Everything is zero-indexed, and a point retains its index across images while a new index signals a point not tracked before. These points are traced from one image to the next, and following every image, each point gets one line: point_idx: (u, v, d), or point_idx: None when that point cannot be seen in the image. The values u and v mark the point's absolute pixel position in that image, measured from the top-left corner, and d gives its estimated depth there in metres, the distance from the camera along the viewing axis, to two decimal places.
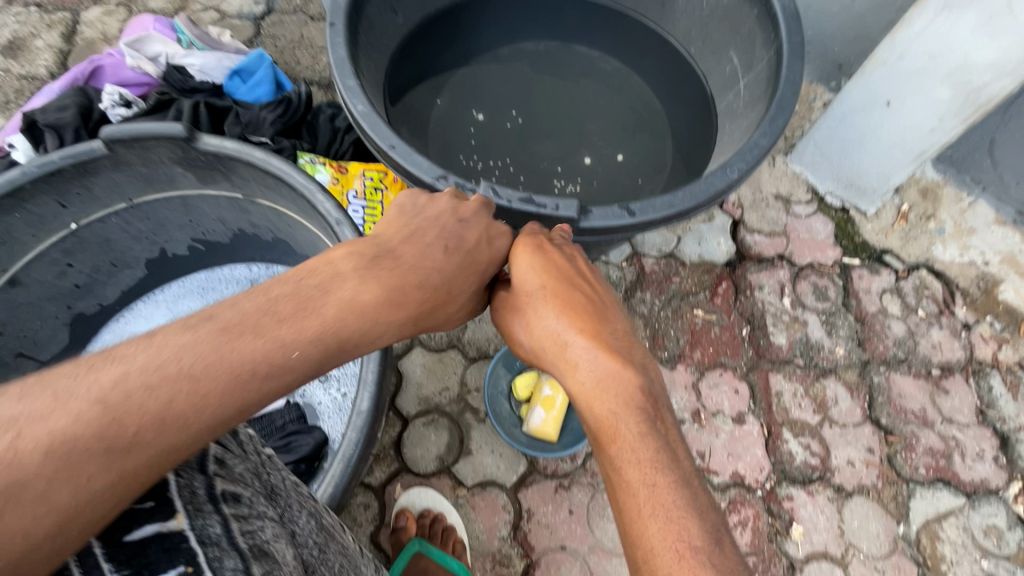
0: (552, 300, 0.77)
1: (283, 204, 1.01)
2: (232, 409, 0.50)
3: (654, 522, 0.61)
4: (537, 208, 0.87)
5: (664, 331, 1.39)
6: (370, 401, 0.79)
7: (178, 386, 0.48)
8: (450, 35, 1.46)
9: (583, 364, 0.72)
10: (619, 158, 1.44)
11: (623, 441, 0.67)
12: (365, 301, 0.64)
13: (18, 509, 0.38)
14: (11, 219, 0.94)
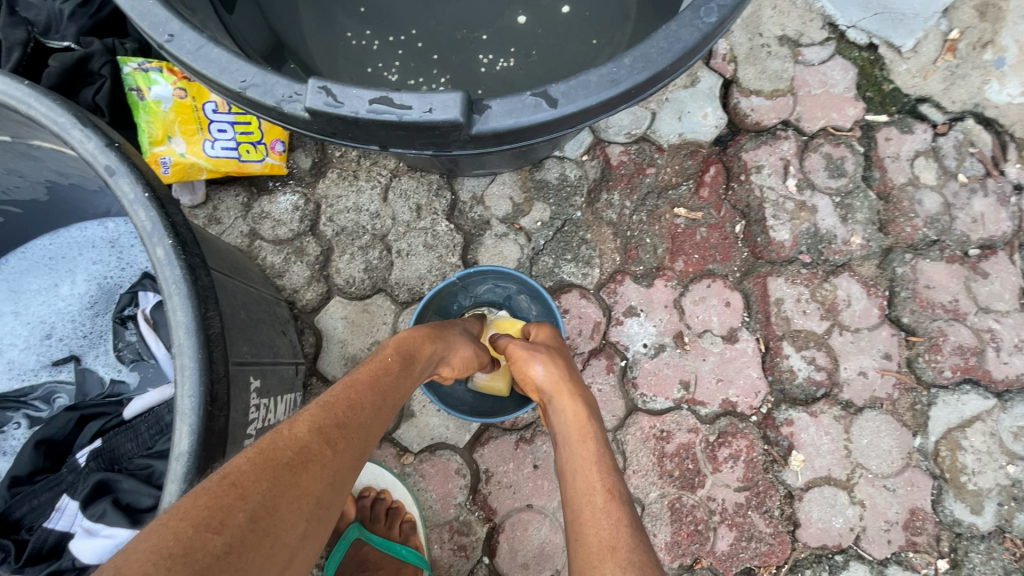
0: (552, 343, 0.91)
1: (62, 146, 0.70)
2: (386, 408, 0.67)
3: (598, 474, 0.72)
4: (399, 113, 0.57)
5: (639, 240, 1.12)
6: (193, 437, 0.56)
7: (352, 394, 0.63)
8: None
9: (567, 400, 0.81)
10: (564, 10, 1.02)
11: (581, 422, 0.79)
12: (421, 334, 0.78)
13: (313, 465, 0.53)
14: None
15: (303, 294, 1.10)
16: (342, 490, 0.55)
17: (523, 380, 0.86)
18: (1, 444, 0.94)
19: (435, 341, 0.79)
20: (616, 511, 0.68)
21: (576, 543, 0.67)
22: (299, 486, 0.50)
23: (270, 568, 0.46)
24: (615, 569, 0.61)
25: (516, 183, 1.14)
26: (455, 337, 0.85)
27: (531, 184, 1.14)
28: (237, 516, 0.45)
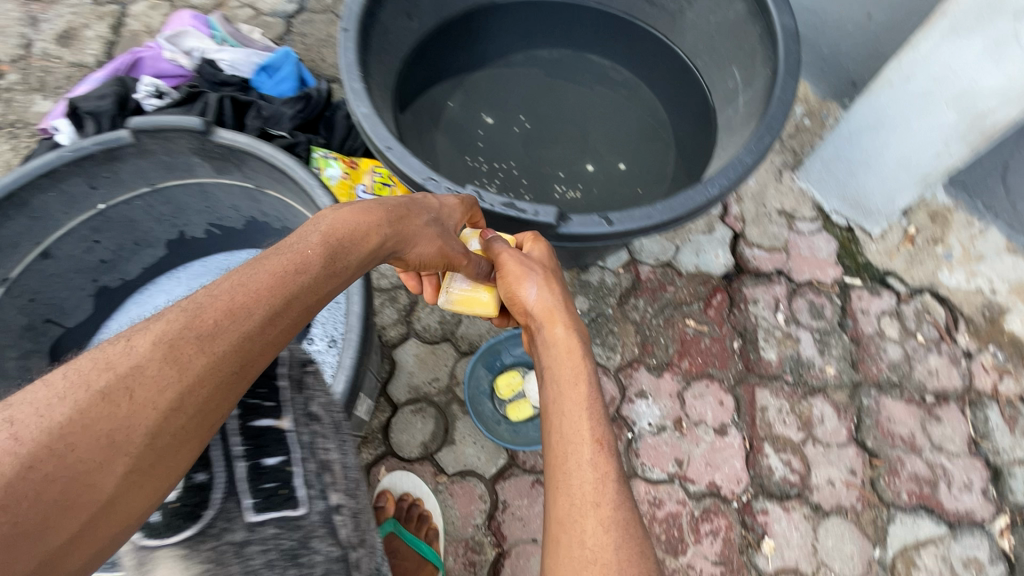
0: (548, 265, 0.92)
1: (290, 197, 1.09)
2: (289, 317, 0.58)
3: (590, 421, 0.74)
4: (516, 212, 0.91)
5: (655, 338, 1.42)
6: (345, 385, 0.87)
7: (231, 300, 0.54)
8: (461, 38, 1.48)
9: (559, 331, 0.84)
10: (621, 167, 1.44)
11: (577, 366, 0.80)
12: (354, 227, 0.70)
13: (144, 384, 0.46)
14: (46, 197, 1.04)
15: (388, 331, 1.41)
16: (191, 414, 0.48)
17: (517, 299, 0.90)
18: None
19: (386, 234, 0.73)
20: (609, 458, 0.70)
21: (558, 487, 0.69)
22: (114, 418, 0.44)
23: (66, 514, 0.41)
24: (597, 527, 0.64)
25: (566, 279, 1.48)
26: (419, 229, 0.79)
27: (577, 282, 1.47)
28: (9, 461, 0.39)
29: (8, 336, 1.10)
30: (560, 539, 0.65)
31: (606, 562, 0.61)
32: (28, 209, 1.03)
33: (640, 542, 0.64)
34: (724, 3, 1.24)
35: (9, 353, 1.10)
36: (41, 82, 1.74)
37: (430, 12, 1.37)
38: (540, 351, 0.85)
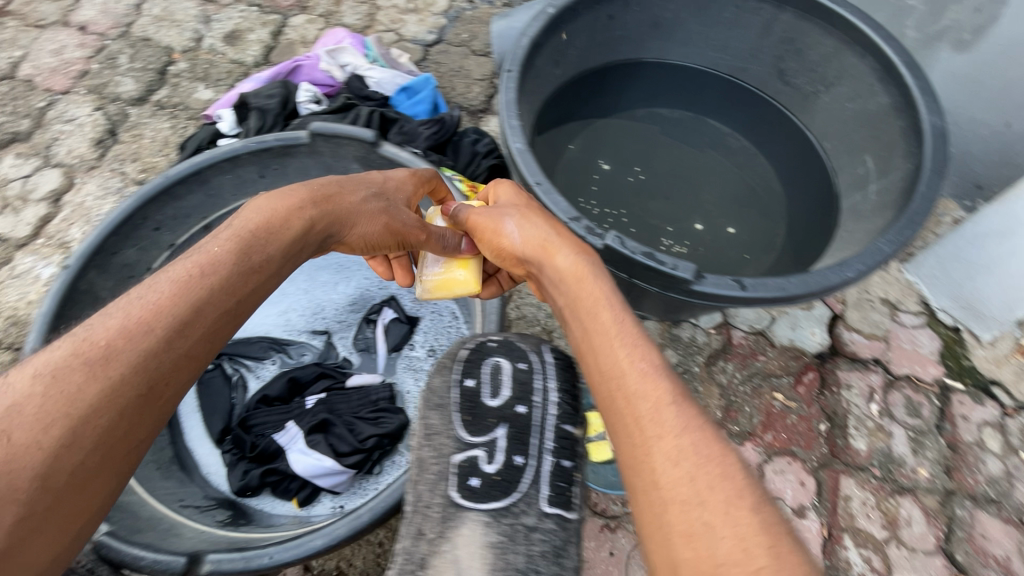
0: (523, 205, 0.99)
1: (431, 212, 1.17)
2: (201, 325, 0.72)
3: (624, 352, 0.78)
4: (656, 264, 0.94)
5: (739, 405, 1.41)
6: None
7: (142, 323, 0.68)
8: (593, 88, 1.55)
9: (561, 260, 0.89)
10: (730, 231, 1.46)
11: (595, 294, 0.85)
12: (258, 214, 0.84)
13: (34, 431, 0.58)
14: (224, 178, 1.16)
15: None
16: (91, 441, 0.61)
17: (506, 245, 0.96)
18: (258, 370, 1.31)
19: (314, 215, 0.89)
20: (657, 383, 0.74)
21: (621, 435, 0.73)
22: (15, 462, 0.57)
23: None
24: (667, 457, 0.68)
25: (658, 330, 1.50)
26: (355, 212, 0.94)
27: (668, 334, 1.49)
28: None
29: None
30: (636, 478, 0.70)
31: (685, 496, 0.66)
32: (207, 186, 1.15)
33: (719, 458, 0.68)
34: (865, 93, 1.27)
35: None
36: (205, 73, 1.95)
37: (573, 63, 1.44)
38: (554, 286, 0.90)
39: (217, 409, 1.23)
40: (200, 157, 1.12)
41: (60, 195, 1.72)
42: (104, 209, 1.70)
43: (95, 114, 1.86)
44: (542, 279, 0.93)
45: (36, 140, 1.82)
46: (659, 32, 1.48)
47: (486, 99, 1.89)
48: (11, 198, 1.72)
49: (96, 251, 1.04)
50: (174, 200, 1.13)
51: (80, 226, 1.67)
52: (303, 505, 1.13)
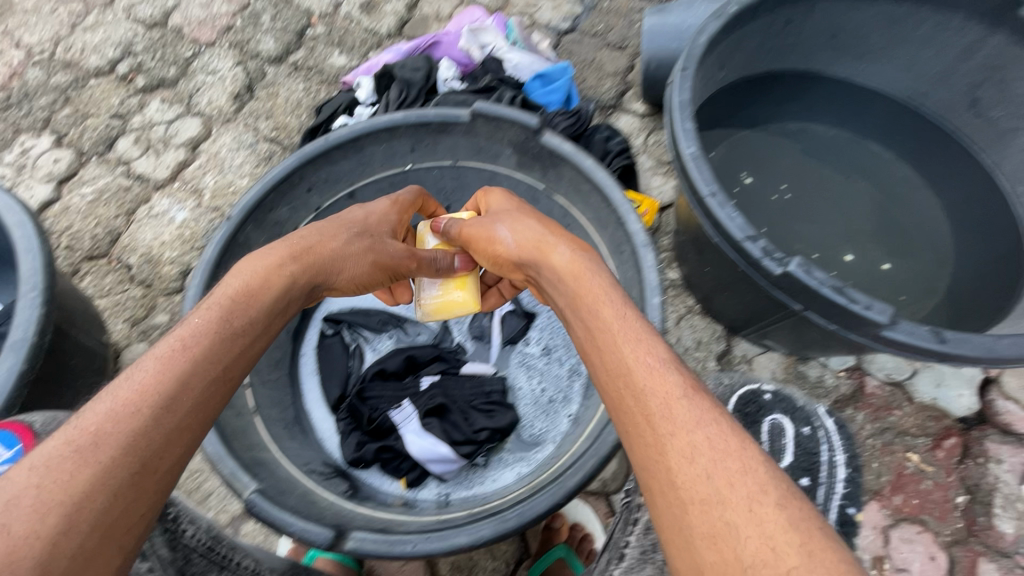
0: (518, 213, 1.00)
1: (581, 209, 1.12)
2: (193, 391, 0.67)
3: (628, 347, 0.71)
4: (847, 301, 0.85)
5: (867, 460, 1.29)
6: None
7: (124, 401, 0.62)
8: (750, 95, 1.47)
9: (559, 256, 0.88)
10: (884, 268, 1.34)
11: (596, 293, 0.81)
12: (249, 275, 0.84)
13: (33, 517, 0.51)
14: (378, 148, 1.16)
15: None
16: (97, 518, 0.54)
17: (502, 250, 0.97)
18: (374, 342, 1.30)
19: (305, 265, 0.90)
20: (665, 375, 0.67)
21: (636, 442, 0.65)
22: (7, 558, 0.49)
23: None
24: (682, 455, 0.60)
25: (782, 363, 1.39)
26: (342, 256, 0.96)
27: (793, 370, 1.38)
28: None
29: None
30: (654, 484, 0.60)
31: (704, 496, 0.56)
32: (361, 154, 1.15)
33: (740, 453, 0.59)
34: None
35: None
36: (340, 39, 1.97)
37: (737, 68, 1.35)
38: (555, 287, 0.88)
39: (334, 375, 1.23)
40: (361, 124, 1.11)
41: (198, 143, 1.79)
42: (236, 162, 1.75)
43: (235, 69, 1.92)
44: (542, 281, 0.92)
45: (181, 87, 1.90)
46: (837, 42, 1.37)
47: (617, 94, 1.78)
48: (154, 140, 1.80)
49: (256, 205, 1.06)
50: (329, 163, 1.13)
51: (213, 176, 1.73)
52: (412, 487, 1.12)
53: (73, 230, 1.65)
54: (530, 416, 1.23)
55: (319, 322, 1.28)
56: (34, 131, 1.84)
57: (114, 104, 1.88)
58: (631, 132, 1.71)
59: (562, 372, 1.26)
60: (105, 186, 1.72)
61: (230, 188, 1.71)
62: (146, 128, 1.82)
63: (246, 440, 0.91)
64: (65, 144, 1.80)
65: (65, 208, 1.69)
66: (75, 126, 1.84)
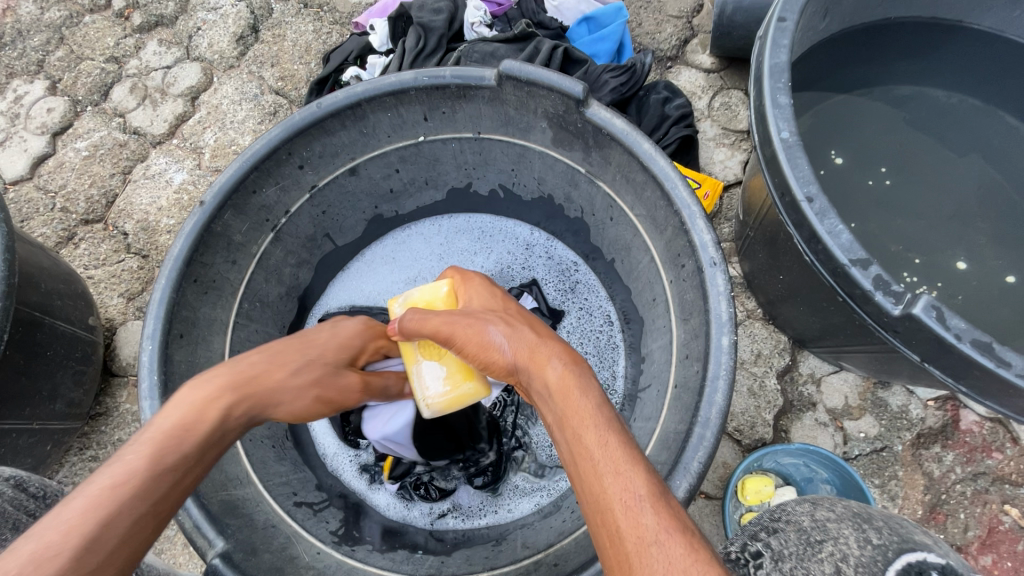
0: (500, 308, 0.75)
1: (631, 203, 0.90)
2: (126, 519, 0.51)
3: (607, 479, 0.52)
4: (996, 364, 0.64)
5: (952, 509, 1.08)
6: (686, 492, 0.66)
7: (66, 525, 0.48)
8: (856, 49, 1.17)
9: (546, 362, 0.63)
10: (1009, 280, 1.06)
11: (580, 407, 0.58)
12: (199, 406, 0.61)
13: None
14: (383, 116, 0.94)
15: None
16: None
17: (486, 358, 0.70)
18: None
19: (243, 399, 0.65)
20: (641, 518, 0.49)
21: None
22: None
23: None
24: None
25: (858, 387, 1.17)
26: (283, 388, 0.70)
27: (871, 396, 1.16)
28: None
29: (294, 243, 1.04)
30: None
31: None
32: (363, 123, 0.94)
33: None
34: None
35: (288, 261, 1.04)
36: None
37: (843, 15, 1.05)
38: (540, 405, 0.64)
39: None
40: (361, 87, 0.89)
41: (198, 93, 1.60)
42: (238, 116, 1.56)
43: (239, 5, 1.69)
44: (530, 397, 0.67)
45: (180, 27, 1.69)
46: None
47: (679, 42, 1.46)
48: (151, 89, 1.62)
49: (235, 188, 0.88)
50: (324, 135, 0.93)
51: (214, 132, 1.55)
52: (433, 524, 0.97)
53: (67, 189, 1.51)
54: (545, 437, 1.04)
55: (317, 320, 1.14)
56: (27, 76, 1.65)
57: (109, 45, 1.68)
58: (694, 91, 1.42)
59: None
60: (100, 141, 1.57)
61: (232, 146, 1.54)
62: (142, 74, 1.64)
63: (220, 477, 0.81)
64: (58, 91, 1.63)
65: (58, 163, 1.55)
66: (68, 70, 1.66)
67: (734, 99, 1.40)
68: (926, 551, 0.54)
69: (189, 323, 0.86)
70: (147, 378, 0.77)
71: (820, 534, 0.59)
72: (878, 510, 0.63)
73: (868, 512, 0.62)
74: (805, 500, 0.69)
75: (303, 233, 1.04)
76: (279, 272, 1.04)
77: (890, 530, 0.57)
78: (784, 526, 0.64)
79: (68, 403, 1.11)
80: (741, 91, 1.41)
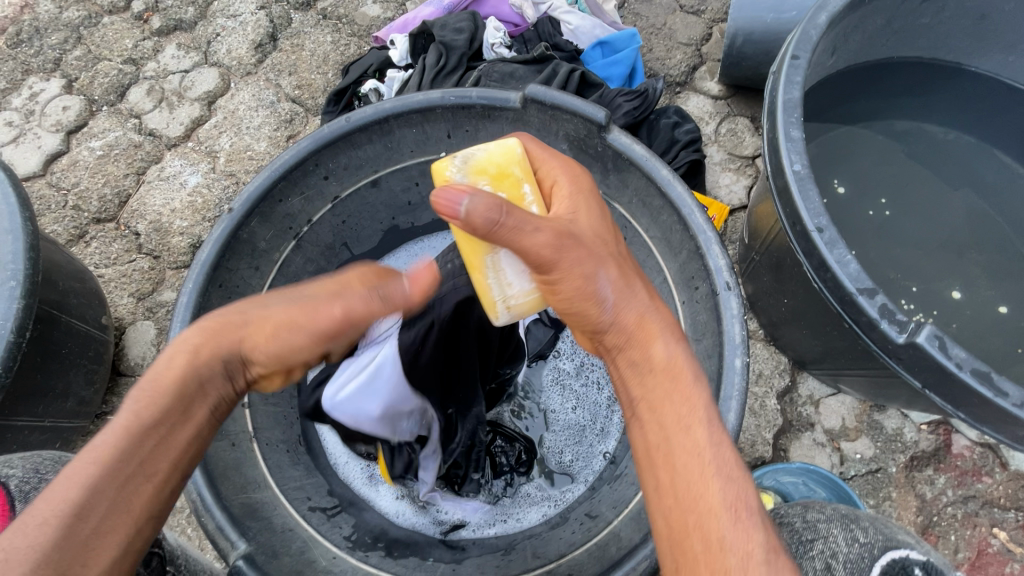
0: (610, 246, 0.67)
1: (646, 225, 0.93)
2: (107, 495, 0.57)
3: (718, 485, 0.56)
4: (994, 393, 0.67)
5: (943, 531, 1.11)
6: None
7: (53, 505, 0.55)
8: (859, 85, 1.23)
9: (664, 340, 0.64)
10: (1001, 311, 1.10)
11: (691, 397, 0.61)
12: (168, 359, 0.64)
13: None
14: (408, 131, 0.97)
15: None
16: None
17: (586, 311, 0.64)
18: None
19: (202, 354, 0.64)
20: (750, 531, 0.54)
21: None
22: None
23: None
24: None
25: (855, 409, 1.21)
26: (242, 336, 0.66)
27: (867, 419, 1.20)
28: None
29: (313, 251, 1.06)
30: None
31: None
32: (388, 137, 0.97)
33: None
34: None
35: (307, 268, 1.06)
36: None
37: (850, 52, 1.10)
38: (634, 373, 0.64)
39: None
40: (390, 103, 0.93)
41: (215, 98, 1.62)
42: (255, 122, 1.59)
43: (259, 14, 1.72)
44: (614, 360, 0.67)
45: (199, 32, 1.71)
46: (982, 27, 1.12)
47: (689, 69, 1.52)
48: (168, 92, 1.64)
49: (263, 196, 0.90)
50: (351, 148, 0.96)
51: (229, 137, 1.57)
52: (445, 534, 0.99)
53: (80, 188, 1.52)
54: (558, 442, 1.07)
55: None
56: (43, 73, 1.67)
57: (127, 47, 1.70)
58: (701, 117, 1.46)
59: (600, 400, 1.09)
60: (115, 141, 1.58)
61: (247, 152, 1.56)
62: (160, 77, 1.66)
63: (241, 479, 0.83)
64: (75, 90, 1.65)
65: (72, 162, 1.56)
66: (85, 69, 1.67)
67: (741, 126, 1.45)
68: (908, 549, 0.66)
69: None
70: None
71: (812, 533, 0.69)
72: (865, 514, 0.73)
73: (857, 515, 0.72)
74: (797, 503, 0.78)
75: (323, 241, 1.06)
76: (298, 279, 1.06)
77: (875, 529, 0.68)
78: (781, 526, 0.74)
79: (79, 401, 1.12)
80: (747, 118, 1.46)
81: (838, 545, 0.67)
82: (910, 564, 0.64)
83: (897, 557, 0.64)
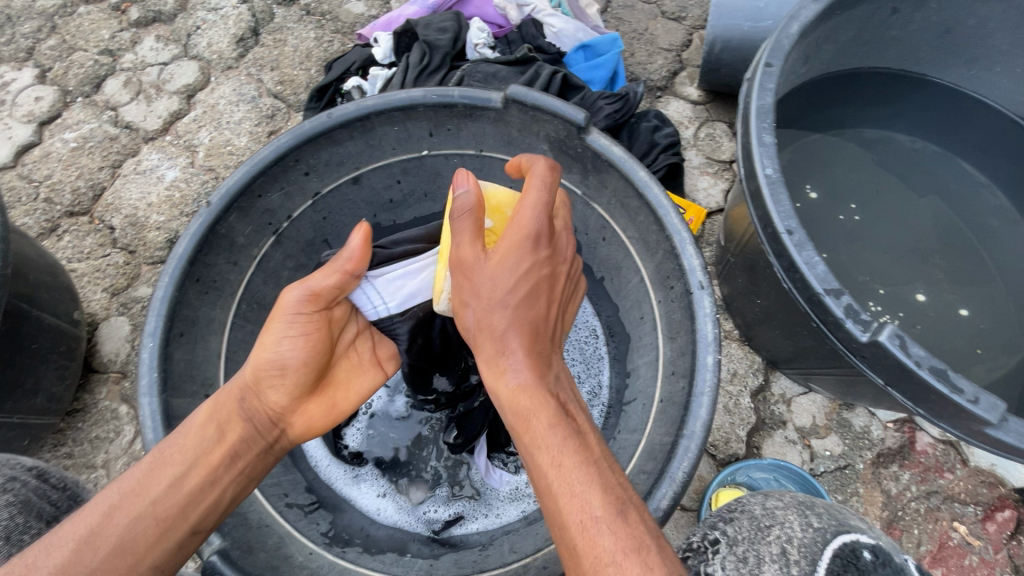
0: (499, 292, 0.70)
1: (625, 226, 0.95)
2: (121, 525, 0.65)
3: (574, 518, 0.60)
4: (950, 390, 0.71)
5: (907, 525, 1.15)
6: (671, 501, 0.71)
7: (78, 525, 0.64)
8: (830, 94, 1.27)
9: (513, 373, 0.69)
10: (962, 314, 1.15)
11: (542, 432, 0.66)
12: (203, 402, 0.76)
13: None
14: (390, 128, 0.98)
15: None
16: None
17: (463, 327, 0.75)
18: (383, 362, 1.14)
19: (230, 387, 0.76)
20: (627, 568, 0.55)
21: None
22: None
23: None
24: None
25: (825, 407, 1.24)
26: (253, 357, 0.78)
27: (836, 417, 1.23)
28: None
29: (294, 247, 1.05)
30: None
31: None
32: (370, 134, 0.97)
33: None
34: None
35: (286, 264, 1.05)
36: None
37: (822, 61, 1.14)
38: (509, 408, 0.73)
39: None
40: (372, 100, 0.93)
41: (194, 91, 1.60)
42: (235, 117, 1.57)
43: (240, 7, 1.70)
44: None
45: (178, 25, 1.68)
46: (947, 41, 1.17)
47: (669, 74, 1.54)
48: (146, 84, 1.61)
49: (242, 191, 0.90)
50: (332, 144, 0.96)
51: (209, 131, 1.55)
52: (435, 532, 0.99)
53: (52, 180, 1.49)
54: None
55: None
56: (15, 63, 1.62)
57: (104, 38, 1.66)
58: (681, 121, 1.49)
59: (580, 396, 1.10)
60: (89, 133, 1.55)
61: (226, 146, 1.54)
62: (137, 69, 1.63)
63: None
64: (49, 80, 1.61)
65: (45, 153, 1.52)
66: (60, 60, 1.64)
67: (719, 131, 1.48)
68: (858, 534, 0.68)
69: (188, 322, 0.87)
70: (147, 374, 0.79)
71: (769, 520, 0.69)
72: (820, 500, 0.75)
73: (812, 501, 0.73)
74: (757, 493, 0.78)
75: (303, 237, 1.06)
76: (277, 275, 1.05)
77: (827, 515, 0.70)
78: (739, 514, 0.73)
79: (48, 397, 1.10)
80: (725, 123, 1.49)
81: (791, 531, 0.67)
82: (859, 547, 0.65)
83: (847, 541, 0.65)
